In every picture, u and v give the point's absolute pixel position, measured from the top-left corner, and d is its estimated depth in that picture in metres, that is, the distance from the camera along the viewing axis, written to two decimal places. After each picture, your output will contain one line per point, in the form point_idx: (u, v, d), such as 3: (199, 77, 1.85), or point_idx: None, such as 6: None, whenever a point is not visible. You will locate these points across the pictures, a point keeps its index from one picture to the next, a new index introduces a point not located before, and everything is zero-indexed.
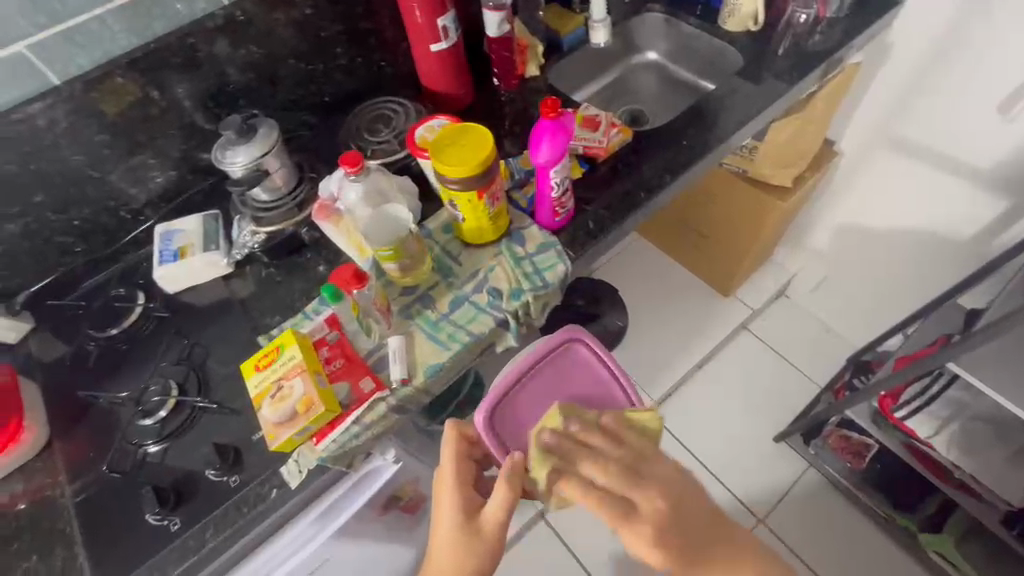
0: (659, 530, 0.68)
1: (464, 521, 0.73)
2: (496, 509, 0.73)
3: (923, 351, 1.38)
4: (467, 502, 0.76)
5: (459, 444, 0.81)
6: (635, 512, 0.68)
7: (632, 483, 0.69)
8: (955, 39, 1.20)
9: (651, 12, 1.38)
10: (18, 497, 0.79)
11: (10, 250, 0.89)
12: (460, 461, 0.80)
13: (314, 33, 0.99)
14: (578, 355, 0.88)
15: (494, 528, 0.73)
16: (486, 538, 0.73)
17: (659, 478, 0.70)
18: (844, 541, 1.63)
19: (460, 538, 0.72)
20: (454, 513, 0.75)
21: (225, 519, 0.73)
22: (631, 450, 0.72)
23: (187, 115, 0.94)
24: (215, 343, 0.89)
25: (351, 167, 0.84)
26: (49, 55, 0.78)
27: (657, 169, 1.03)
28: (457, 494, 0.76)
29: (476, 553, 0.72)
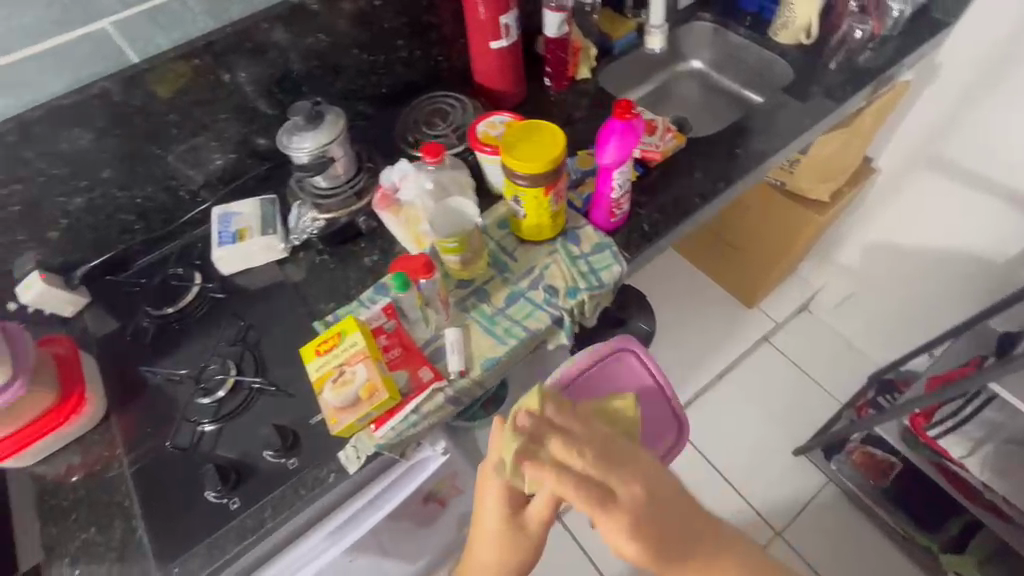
0: (640, 521, 0.62)
1: (509, 520, 0.71)
2: (544, 516, 0.70)
3: (954, 371, 1.38)
4: (511, 502, 0.71)
5: (504, 443, 0.71)
6: (611, 500, 0.62)
7: (607, 467, 0.64)
8: (1008, 61, 1.20)
9: (700, 21, 1.38)
10: (74, 469, 0.79)
11: (73, 224, 0.89)
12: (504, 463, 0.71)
13: (379, 24, 1.00)
14: (630, 364, 0.97)
15: (537, 529, 0.71)
16: (532, 535, 0.72)
17: (638, 464, 0.65)
18: (861, 559, 1.62)
19: (504, 534, 0.71)
20: (498, 509, 0.71)
21: (284, 501, 0.74)
22: (601, 435, 0.67)
23: (252, 99, 0.95)
24: (270, 326, 0.90)
25: (434, 157, 0.87)
26: (131, 32, 0.78)
27: (709, 177, 1.03)
28: (502, 493, 0.71)
29: (520, 543, 0.72)
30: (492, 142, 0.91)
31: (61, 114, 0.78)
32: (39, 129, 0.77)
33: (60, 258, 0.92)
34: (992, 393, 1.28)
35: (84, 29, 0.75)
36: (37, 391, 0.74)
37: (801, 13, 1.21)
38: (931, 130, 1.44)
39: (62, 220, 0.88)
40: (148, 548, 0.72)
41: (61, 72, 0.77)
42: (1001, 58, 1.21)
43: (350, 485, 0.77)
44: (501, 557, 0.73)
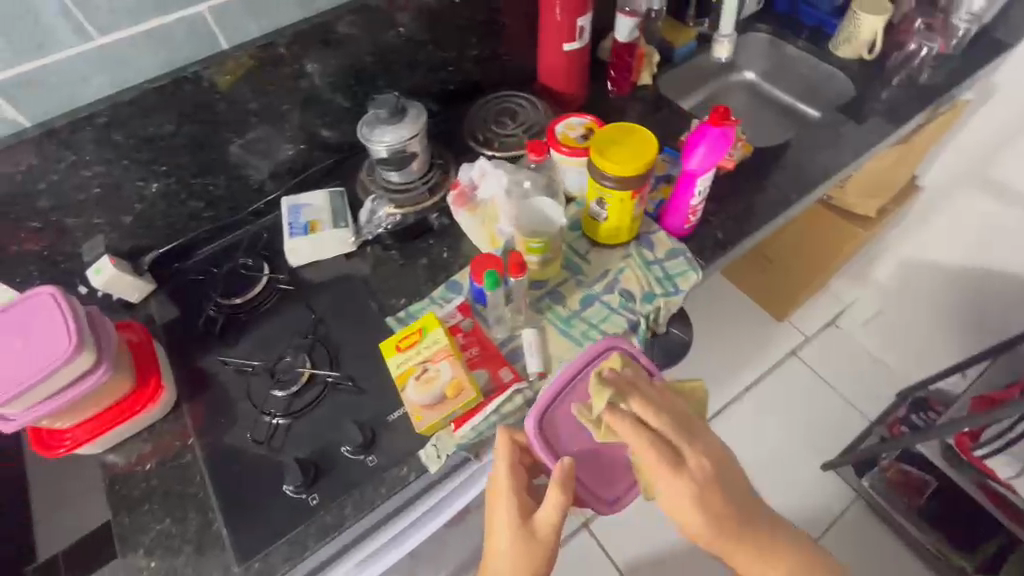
0: (706, 492, 0.64)
1: (520, 523, 0.67)
2: (551, 517, 0.65)
3: (998, 394, 1.34)
4: (520, 507, 0.68)
5: (512, 451, 0.71)
6: (681, 463, 0.64)
7: (685, 437, 0.66)
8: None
9: (757, 33, 1.35)
10: (146, 458, 0.78)
11: (147, 209, 0.88)
12: (513, 469, 0.71)
13: (456, 21, 0.99)
14: (625, 364, 0.77)
15: (548, 535, 0.66)
16: (544, 544, 0.66)
17: (710, 441, 0.67)
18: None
19: (517, 540, 0.66)
20: (509, 515, 0.68)
21: (364, 499, 0.73)
22: (680, 409, 0.69)
23: (329, 91, 0.94)
24: (340, 320, 0.89)
25: (539, 154, 0.89)
26: (225, 19, 0.78)
27: (778, 188, 1.04)
28: (510, 497, 0.69)
29: (534, 555, 0.65)
30: (570, 144, 0.90)
31: (153, 99, 0.78)
32: (127, 112, 0.77)
33: (129, 244, 0.90)
34: None
35: (178, 12, 0.74)
36: (118, 376, 0.74)
37: (866, 28, 1.20)
38: (983, 149, 1.43)
39: (138, 204, 0.87)
40: (226, 539, 0.72)
41: (156, 55, 0.76)
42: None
43: (428, 482, 0.76)
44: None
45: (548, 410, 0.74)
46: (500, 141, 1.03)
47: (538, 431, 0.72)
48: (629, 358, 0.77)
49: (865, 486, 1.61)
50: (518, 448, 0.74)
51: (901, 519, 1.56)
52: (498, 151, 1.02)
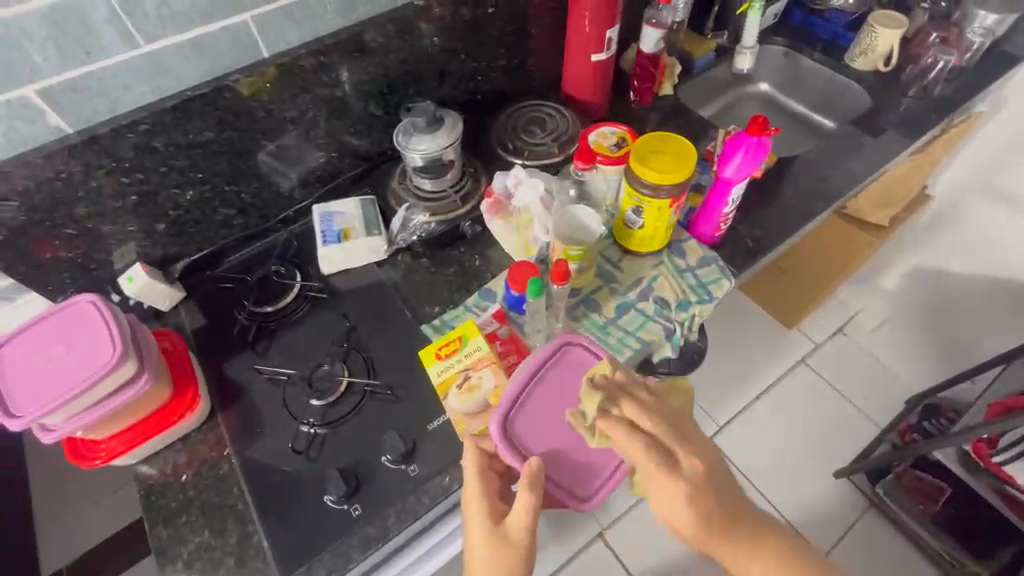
0: (699, 493, 0.61)
1: (495, 530, 0.64)
2: (523, 518, 0.63)
3: (1016, 399, 1.35)
4: (493, 511, 0.65)
5: (482, 458, 0.69)
6: (676, 467, 0.62)
7: (676, 438, 0.64)
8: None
9: (773, 44, 1.37)
10: (181, 468, 0.77)
11: (180, 217, 0.88)
12: (483, 475, 0.68)
13: (487, 31, 0.99)
14: (580, 359, 0.76)
15: (522, 536, 0.63)
16: (519, 545, 0.63)
17: (700, 446, 0.65)
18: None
19: (494, 549, 0.63)
20: (482, 524, 0.65)
21: (407, 510, 0.72)
22: (671, 411, 0.68)
23: (363, 99, 0.94)
24: (373, 328, 0.88)
25: (584, 163, 0.90)
26: (269, 27, 0.78)
27: (803, 196, 1.06)
28: (482, 501, 0.66)
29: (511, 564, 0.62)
30: (604, 153, 0.90)
31: (195, 106, 0.78)
32: (169, 119, 0.77)
33: (159, 251, 0.90)
34: None
35: (223, 21, 0.74)
36: (157, 386, 0.72)
37: (882, 41, 1.23)
38: (991, 158, 1.46)
39: (172, 211, 0.86)
40: (268, 551, 0.71)
41: (199, 63, 0.76)
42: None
43: None
44: None
45: (508, 415, 0.72)
46: (529, 150, 1.04)
47: (503, 435, 0.70)
48: (583, 352, 0.76)
49: (879, 493, 1.59)
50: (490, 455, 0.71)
51: (915, 525, 1.54)
52: (529, 160, 1.03)
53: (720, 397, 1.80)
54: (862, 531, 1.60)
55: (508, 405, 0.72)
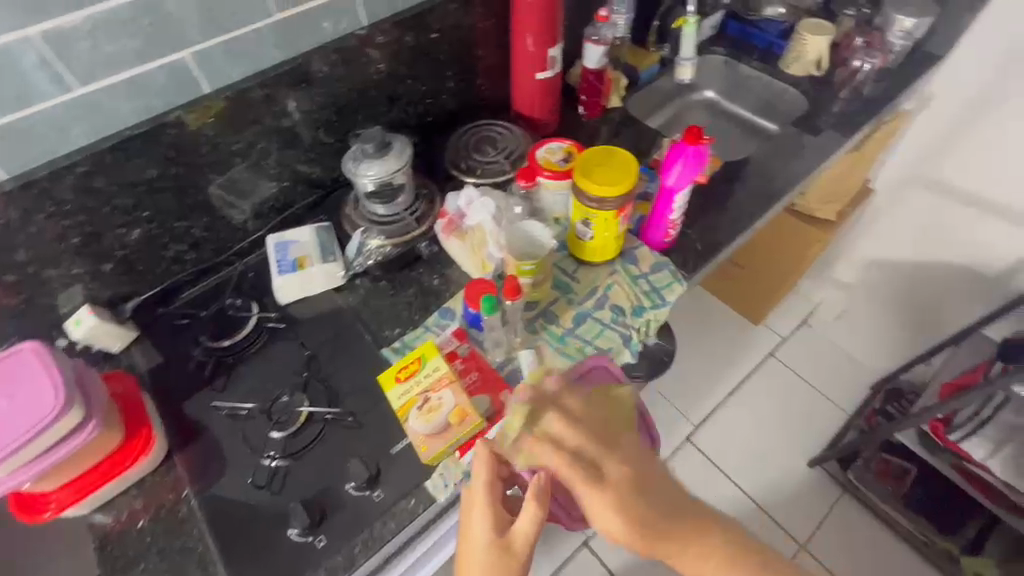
0: (621, 494, 0.63)
1: (495, 539, 0.62)
2: (528, 528, 0.62)
3: (967, 377, 1.40)
4: (495, 523, 0.63)
5: (495, 462, 0.66)
6: (600, 476, 0.64)
7: (601, 449, 0.65)
8: (1014, 78, 1.24)
9: (713, 54, 1.43)
10: (137, 514, 0.75)
11: (128, 256, 0.86)
12: (493, 484, 0.65)
13: (433, 56, 1.01)
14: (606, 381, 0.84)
15: (524, 549, 0.62)
16: (517, 559, 0.62)
17: (629, 451, 0.67)
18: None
19: (491, 558, 0.61)
20: (483, 532, 0.63)
21: (374, 536, 0.71)
22: (603, 418, 0.69)
23: (312, 128, 0.95)
24: (333, 355, 0.88)
25: (528, 181, 0.92)
26: (208, 63, 0.78)
27: (749, 197, 1.10)
28: (487, 511, 0.64)
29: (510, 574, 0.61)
30: (552, 168, 0.93)
31: (136, 143, 0.77)
32: (110, 159, 0.76)
33: (109, 292, 0.88)
34: (1006, 395, 1.27)
35: (160, 59, 0.74)
36: (108, 430, 0.71)
37: (812, 47, 1.30)
38: (925, 151, 1.48)
39: (119, 251, 0.85)
40: None
41: (138, 102, 0.76)
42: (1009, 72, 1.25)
43: (434, 514, 0.76)
44: None
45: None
46: (481, 168, 1.05)
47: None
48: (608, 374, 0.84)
49: (850, 478, 1.62)
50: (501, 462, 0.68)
51: (887, 508, 1.57)
52: (482, 178, 1.05)
53: (692, 396, 1.83)
54: (837, 519, 1.63)
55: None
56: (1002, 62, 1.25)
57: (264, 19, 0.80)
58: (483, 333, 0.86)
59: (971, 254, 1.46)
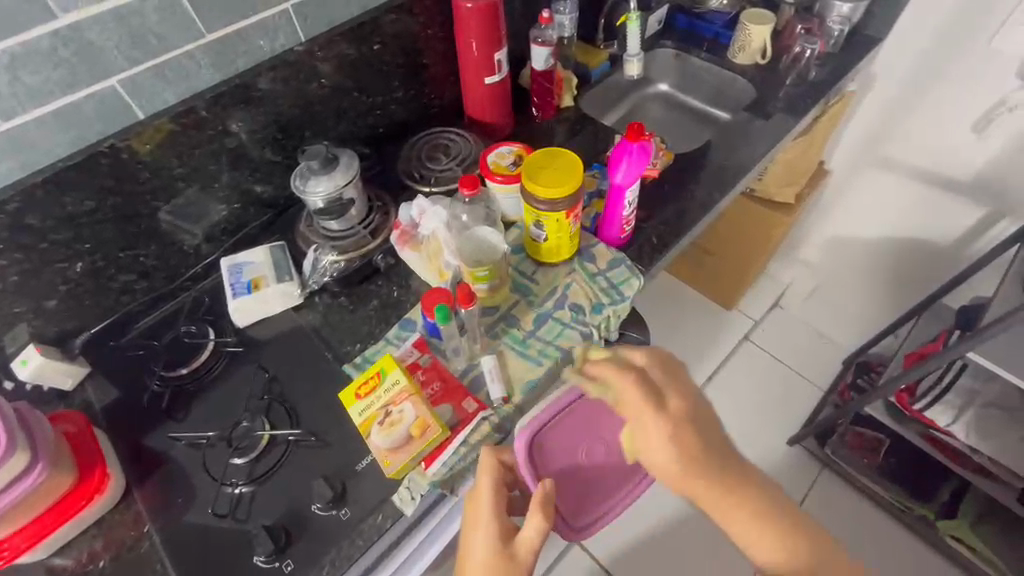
0: (677, 437, 0.63)
1: (501, 551, 0.62)
2: (533, 537, 0.63)
3: (927, 346, 1.43)
4: (501, 530, 0.64)
5: (497, 470, 0.70)
6: (662, 407, 0.64)
7: (669, 383, 0.67)
8: (950, 57, 1.27)
9: (663, 48, 1.45)
10: (97, 554, 0.73)
11: (73, 290, 0.85)
12: (498, 489, 0.68)
13: (378, 67, 1.01)
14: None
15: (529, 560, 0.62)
16: (521, 569, 0.62)
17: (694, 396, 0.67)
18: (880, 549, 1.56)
19: (496, 568, 0.61)
20: (487, 541, 0.63)
21: (342, 555, 0.71)
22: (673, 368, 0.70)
23: (257, 147, 0.93)
24: (294, 375, 0.87)
25: (470, 189, 0.89)
26: (139, 89, 0.77)
27: (702, 188, 1.12)
28: (493, 518, 0.65)
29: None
30: (503, 173, 0.94)
31: (70, 175, 0.76)
32: (41, 193, 0.75)
33: (55, 328, 0.87)
34: (965, 361, 1.32)
35: (87, 89, 0.73)
36: (61, 471, 0.69)
37: (756, 36, 1.32)
38: (873, 131, 1.50)
39: (62, 286, 0.84)
40: None
41: (67, 133, 0.74)
42: (944, 51, 1.28)
43: (405, 527, 0.75)
44: None
45: (538, 430, 0.76)
46: (435, 176, 1.06)
47: (527, 453, 0.74)
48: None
49: (827, 453, 1.64)
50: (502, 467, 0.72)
51: (864, 480, 1.60)
52: (435, 186, 1.04)
53: None
54: (818, 495, 1.66)
55: (541, 415, 0.77)
56: (937, 40, 1.27)
57: (195, 41, 0.78)
58: (443, 342, 0.86)
59: (926, 226, 1.51)
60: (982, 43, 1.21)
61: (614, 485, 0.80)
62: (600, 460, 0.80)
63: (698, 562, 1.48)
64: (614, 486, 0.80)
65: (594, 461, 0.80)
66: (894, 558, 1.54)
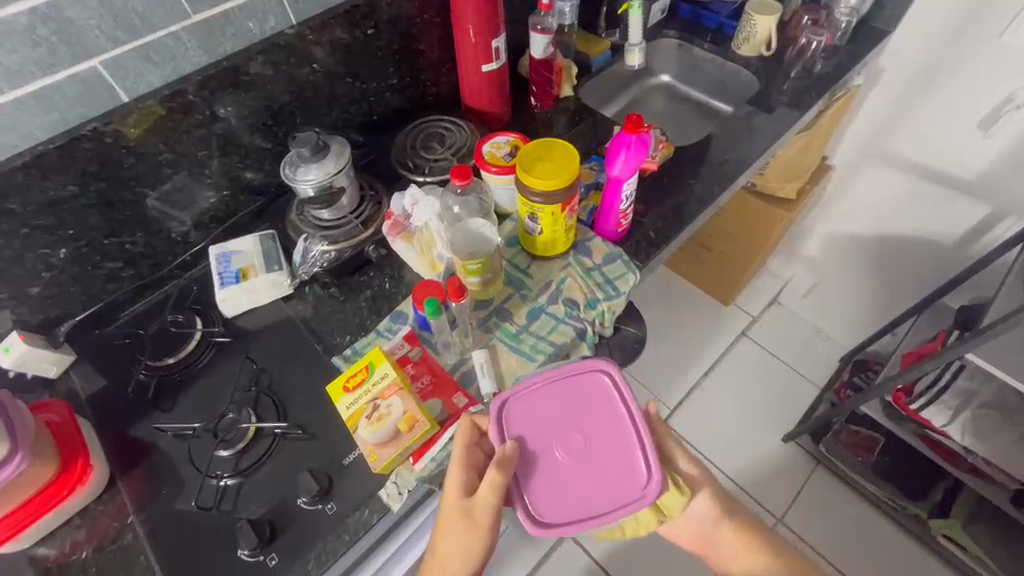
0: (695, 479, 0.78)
1: (459, 504, 0.67)
2: (486, 500, 0.66)
3: (925, 346, 1.41)
4: (464, 485, 0.68)
5: (470, 432, 0.72)
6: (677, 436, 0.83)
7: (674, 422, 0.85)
8: (959, 50, 1.24)
9: (666, 37, 1.42)
10: (80, 544, 0.73)
11: (57, 277, 0.84)
12: (468, 449, 0.71)
13: (372, 52, 0.98)
14: (605, 389, 0.74)
15: (484, 516, 0.66)
16: (477, 525, 0.66)
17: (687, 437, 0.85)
18: (871, 546, 1.56)
19: (454, 521, 0.66)
20: (450, 499, 0.68)
21: (327, 550, 0.70)
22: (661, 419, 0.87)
23: (247, 133, 0.91)
24: (282, 367, 0.86)
25: (462, 179, 0.85)
26: (123, 71, 0.75)
27: (702, 182, 1.09)
28: (460, 476, 0.69)
29: (469, 537, 0.66)
30: (498, 163, 0.92)
31: (52, 158, 0.74)
32: (23, 177, 0.73)
33: (40, 315, 0.85)
34: (963, 362, 1.30)
35: (68, 69, 0.71)
36: (41, 461, 0.68)
37: (762, 27, 1.29)
38: (878, 126, 1.47)
39: (46, 272, 0.82)
40: None
41: (48, 115, 0.72)
42: (953, 44, 1.24)
43: (393, 521, 0.75)
44: (453, 551, 0.66)
45: (508, 403, 0.74)
46: (430, 165, 1.03)
47: (495, 422, 0.72)
48: (610, 384, 0.74)
49: (822, 450, 1.65)
50: (480, 432, 0.74)
51: (859, 479, 1.60)
52: (429, 175, 1.02)
53: (667, 380, 1.85)
54: (811, 492, 1.66)
55: (517, 389, 0.74)
56: (947, 33, 1.24)
57: (180, 21, 0.76)
58: (434, 335, 0.85)
59: (928, 224, 1.48)
60: (992, 37, 1.18)
61: (592, 488, 0.69)
62: (577, 454, 0.71)
63: (690, 558, 1.48)
64: (591, 489, 0.69)
65: (569, 453, 0.71)
66: (885, 556, 1.55)
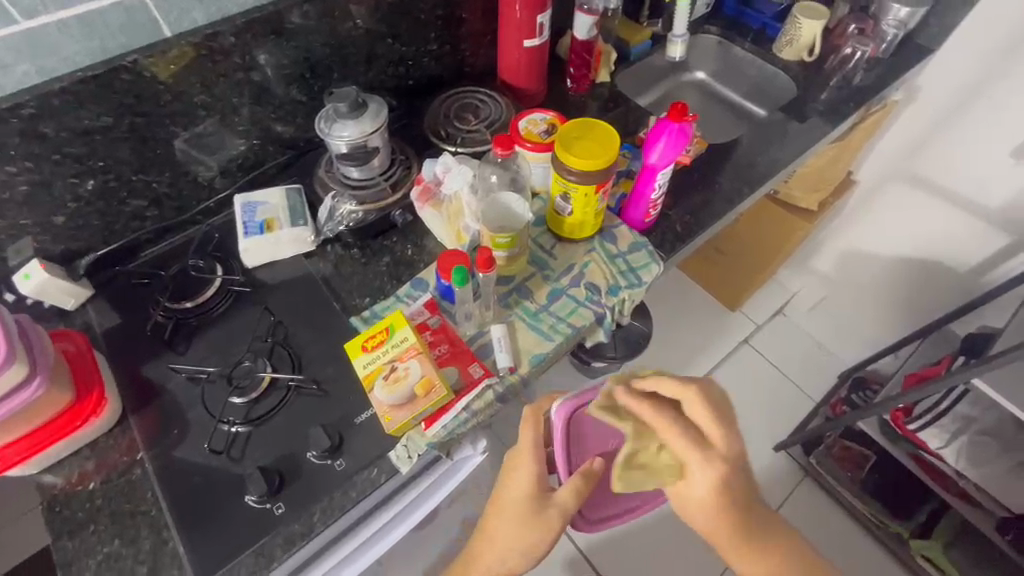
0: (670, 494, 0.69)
1: (530, 498, 0.68)
2: (567, 501, 0.68)
3: (930, 368, 1.42)
4: (539, 481, 0.70)
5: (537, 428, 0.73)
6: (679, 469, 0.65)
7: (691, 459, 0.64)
8: (1002, 74, 1.22)
9: (707, 33, 1.40)
10: (89, 475, 0.73)
11: (82, 209, 0.83)
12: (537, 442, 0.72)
13: (414, 14, 0.96)
14: None
15: (556, 518, 0.67)
16: (547, 521, 0.67)
17: (699, 481, 0.64)
18: (851, 563, 1.58)
19: (526, 511, 0.68)
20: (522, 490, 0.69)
21: (333, 505, 0.71)
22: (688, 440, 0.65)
23: (283, 83, 0.90)
24: (300, 323, 0.85)
25: (504, 149, 0.86)
26: (168, 5, 0.73)
27: (730, 182, 1.09)
28: (529, 467, 0.71)
29: (538, 531, 0.67)
30: (533, 140, 0.92)
31: (90, 87, 0.73)
32: (58, 102, 0.72)
33: (61, 246, 0.85)
34: (966, 388, 1.31)
35: None
36: (57, 389, 0.68)
37: (806, 31, 1.27)
38: (908, 144, 1.46)
39: (71, 203, 0.81)
40: (184, 557, 0.68)
41: (89, 41, 0.71)
42: (996, 69, 1.23)
43: (399, 482, 0.75)
44: (517, 542, 0.68)
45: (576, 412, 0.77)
46: (462, 136, 1.02)
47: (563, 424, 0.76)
48: None
49: (812, 462, 1.66)
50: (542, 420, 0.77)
51: (847, 494, 1.61)
52: (461, 146, 1.01)
53: None
54: (797, 502, 1.68)
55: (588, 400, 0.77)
56: (992, 56, 1.22)
57: None
58: (454, 306, 0.85)
59: (947, 248, 1.47)
60: None
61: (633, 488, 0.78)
62: None
63: (672, 553, 1.50)
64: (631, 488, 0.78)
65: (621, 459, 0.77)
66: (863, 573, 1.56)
